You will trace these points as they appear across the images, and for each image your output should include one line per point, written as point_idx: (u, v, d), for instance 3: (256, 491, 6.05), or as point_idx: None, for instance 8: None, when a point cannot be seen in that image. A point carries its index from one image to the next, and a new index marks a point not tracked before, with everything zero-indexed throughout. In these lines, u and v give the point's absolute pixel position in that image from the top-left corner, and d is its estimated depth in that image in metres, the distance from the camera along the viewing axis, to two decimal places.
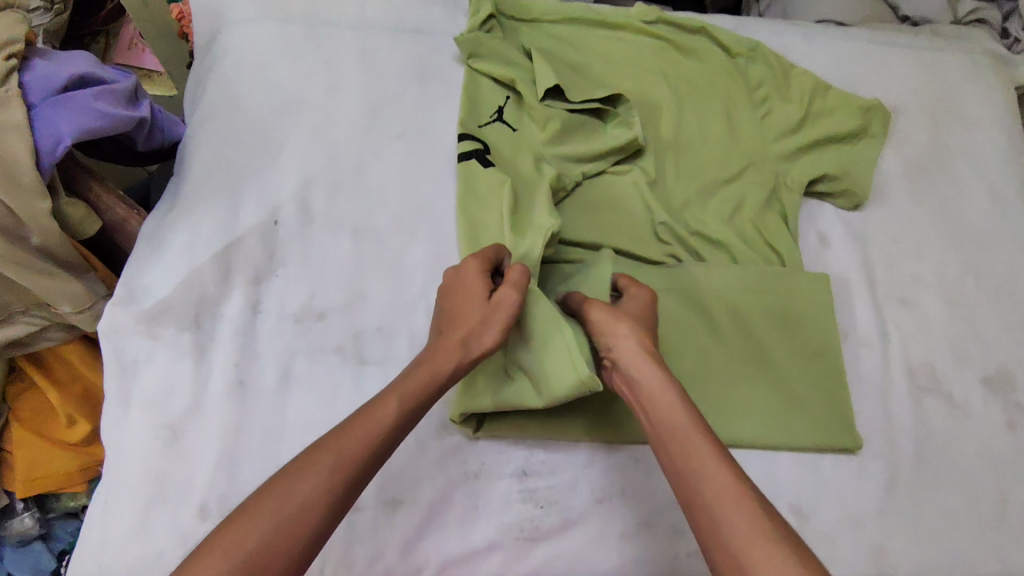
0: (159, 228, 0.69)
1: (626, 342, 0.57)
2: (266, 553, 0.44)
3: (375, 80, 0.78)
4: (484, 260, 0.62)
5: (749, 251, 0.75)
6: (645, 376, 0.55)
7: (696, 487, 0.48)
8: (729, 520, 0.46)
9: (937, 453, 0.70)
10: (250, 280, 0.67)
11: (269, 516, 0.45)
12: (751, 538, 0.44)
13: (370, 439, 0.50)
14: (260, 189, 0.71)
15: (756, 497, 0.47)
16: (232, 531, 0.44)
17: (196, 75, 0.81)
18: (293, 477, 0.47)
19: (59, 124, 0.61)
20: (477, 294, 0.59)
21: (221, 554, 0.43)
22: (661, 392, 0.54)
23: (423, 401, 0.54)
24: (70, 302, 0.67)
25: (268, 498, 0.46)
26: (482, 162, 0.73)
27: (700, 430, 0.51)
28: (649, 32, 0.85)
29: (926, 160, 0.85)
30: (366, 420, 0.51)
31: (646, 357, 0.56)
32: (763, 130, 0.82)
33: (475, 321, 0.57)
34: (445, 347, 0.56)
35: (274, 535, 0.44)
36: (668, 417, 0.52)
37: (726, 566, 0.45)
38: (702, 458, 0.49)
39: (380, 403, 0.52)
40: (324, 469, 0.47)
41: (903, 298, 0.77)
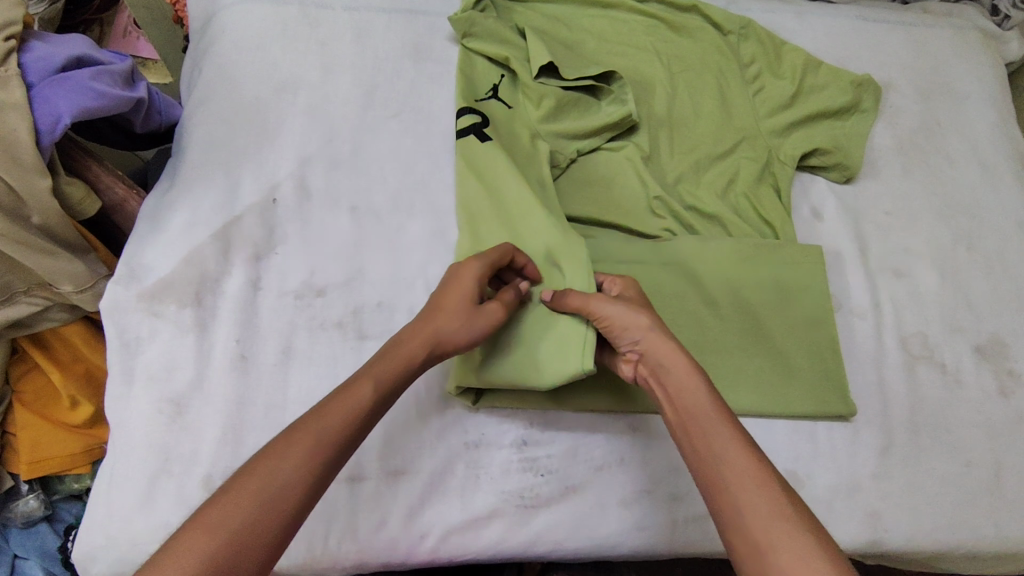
0: (159, 208, 0.70)
1: (653, 337, 0.56)
2: (248, 533, 0.43)
3: (370, 61, 0.79)
4: (492, 258, 0.61)
5: (743, 225, 0.76)
6: (675, 365, 0.54)
7: (715, 469, 0.48)
8: (751, 501, 0.46)
9: (931, 419, 0.71)
10: (250, 257, 0.68)
11: (251, 498, 0.44)
12: (772, 519, 0.45)
13: (347, 420, 0.50)
14: (258, 168, 0.72)
15: (777, 479, 0.47)
16: (212, 512, 0.43)
17: (192, 58, 0.81)
18: (275, 459, 0.46)
19: (58, 103, 0.61)
20: (469, 296, 0.59)
21: (201, 535, 0.42)
22: (689, 381, 0.53)
23: (394, 389, 0.55)
24: (70, 281, 0.67)
25: (249, 479, 0.45)
26: (479, 137, 0.73)
27: (724, 415, 0.51)
28: (643, 10, 0.86)
29: (917, 134, 0.86)
30: (343, 402, 0.51)
31: (675, 348, 0.56)
32: (756, 106, 0.83)
33: (454, 325, 0.57)
34: (419, 337, 0.57)
35: (256, 516, 0.44)
36: (693, 403, 0.52)
37: (744, 546, 0.45)
38: (725, 441, 0.49)
39: (357, 385, 0.52)
40: (304, 448, 0.47)
41: (896, 268, 0.78)
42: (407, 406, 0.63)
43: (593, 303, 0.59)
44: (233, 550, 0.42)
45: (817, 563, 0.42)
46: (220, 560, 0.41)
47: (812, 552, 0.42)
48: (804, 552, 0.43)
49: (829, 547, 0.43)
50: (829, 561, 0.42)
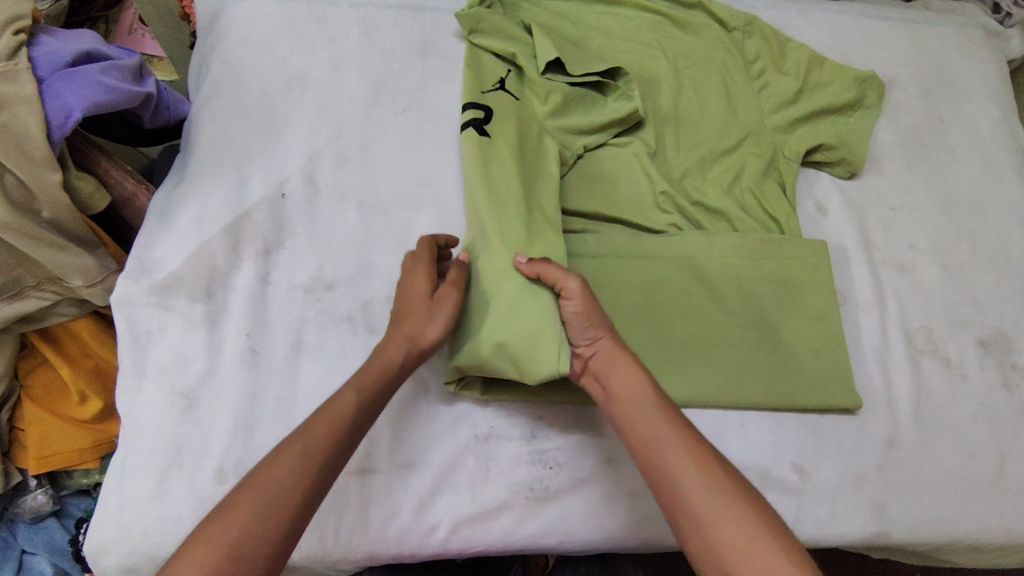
0: (168, 203, 0.70)
1: (605, 337, 0.60)
2: (248, 545, 0.45)
3: (378, 57, 0.79)
4: (425, 255, 0.64)
5: (749, 219, 0.77)
6: (620, 365, 0.58)
7: (660, 456, 0.52)
8: (693, 483, 0.49)
9: (936, 412, 0.72)
10: (259, 252, 0.68)
11: (247, 510, 0.46)
12: (713, 499, 0.48)
13: (333, 432, 0.52)
14: (267, 164, 0.72)
15: (716, 459, 0.51)
16: (211, 528, 0.45)
17: (199, 54, 0.81)
18: (266, 471, 0.49)
19: (68, 98, 0.61)
20: (422, 295, 0.62)
21: (202, 549, 0.44)
22: (632, 378, 0.57)
23: (379, 393, 0.57)
24: (81, 276, 0.68)
25: (244, 493, 0.47)
26: (480, 133, 0.72)
27: (665, 407, 0.55)
28: (649, 7, 0.86)
29: (921, 131, 0.87)
30: (328, 413, 0.53)
31: (620, 349, 0.59)
32: (761, 102, 0.83)
33: (420, 321, 0.60)
34: (392, 341, 0.59)
35: (254, 527, 0.46)
36: (637, 396, 0.56)
37: (688, 524, 0.48)
38: (667, 430, 0.53)
39: (339, 396, 0.54)
40: (293, 461, 0.49)
41: (900, 263, 0.79)
42: (418, 398, 0.64)
43: (567, 280, 0.60)
44: (234, 559, 0.44)
45: (754, 532, 0.46)
46: (223, 571, 0.44)
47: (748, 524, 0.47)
48: (744, 525, 0.47)
49: (768, 519, 0.47)
50: (764, 531, 0.46)
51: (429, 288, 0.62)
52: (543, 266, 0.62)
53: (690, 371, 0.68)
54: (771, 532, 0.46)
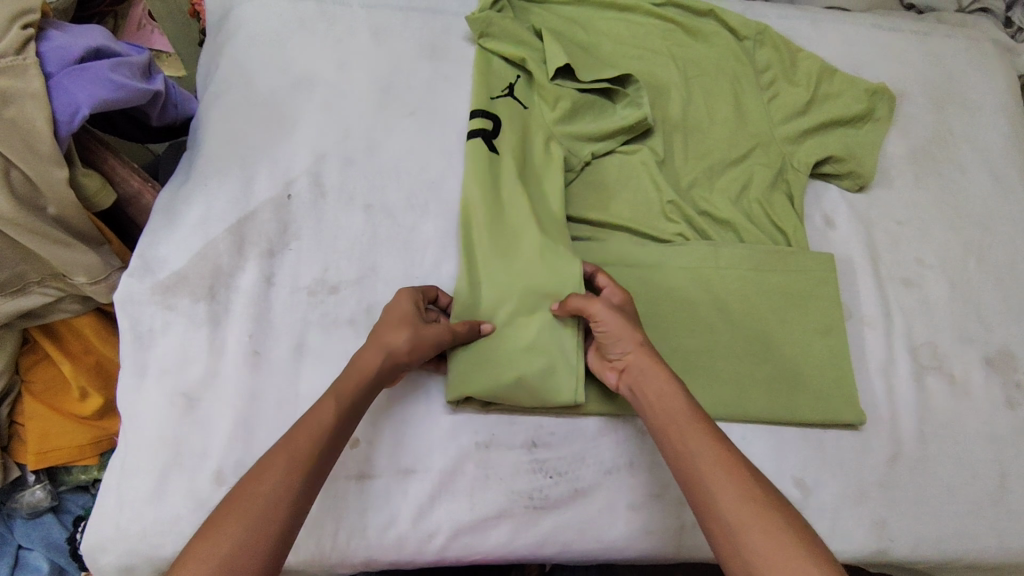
0: (174, 201, 0.70)
1: (639, 348, 0.60)
2: (241, 556, 0.45)
3: (387, 59, 0.79)
4: (426, 290, 0.66)
5: (756, 230, 0.76)
6: (654, 376, 0.58)
7: (693, 465, 0.52)
8: (724, 492, 0.50)
9: (940, 430, 0.71)
10: (264, 253, 0.68)
11: (240, 523, 0.47)
12: (746, 509, 0.49)
13: (315, 441, 0.53)
14: (274, 164, 0.72)
15: (748, 471, 0.51)
16: (204, 542, 0.46)
17: (209, 51, 0.81)
18: (252, 484, 0.49)
19: (77, 94, 0.61)
20: (413, 314, 0.62)
21: (196, 564, 0.44)
22: (667, 388, 0.57)
23: (356, 404, 0.57)
24: (84, 272, 0.67)
25: (232, 507, 0.48)
26: (489, 148, 0.74)
27: (698, 416, 0.55)
28: (660, 14, 0.86)
29: (930, 145, 0.86)
30: (310, 422, 0.54)
31: (654, 358, 0.59)
32: (770, 113, 0.83)
33: (399, 333, 0.60)
34: (369, 350, 0.59)
35: (246, 537, 0.46)
36: (671, 407, 0.56)
37: (721, 532, 0.49)
38: (699, 440, 0.53)
39: (320, 406, 0.55)
40: (279, 470, 0.50)
41: (907, 278, 0.78)
42: (419, 405, 0.64)
43: (592, 305, 0.61)
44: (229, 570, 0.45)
45: (785, 543, 0.46)
46: None
47: (779, 533, 0.47)
48: (775, 535, 0.47)
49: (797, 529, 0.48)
50: (795, 543, 0.46)
51: (415, 309, 0.62)
52: (575, 299, 0.63)
53: (692, 383, 0.68)
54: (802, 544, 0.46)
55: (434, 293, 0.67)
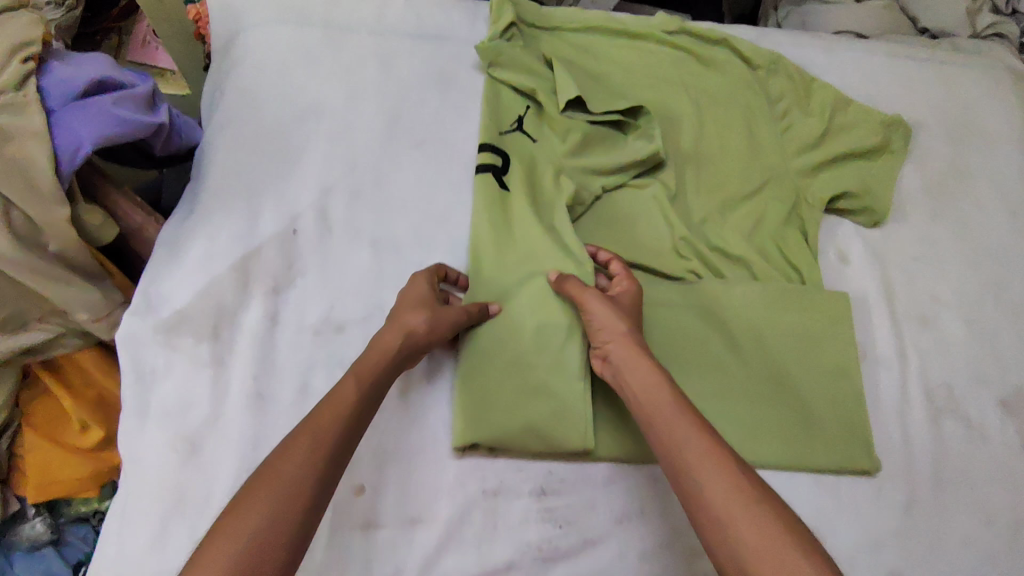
0: (178, 235, 0.69)
1: (619, 340, 0.61)
2: (267, 536, 0.46)
3: (395, 88, 0.78)
4: (438, 270, 0.67)
5: (769, 268, 0.75)
6: (639, 365, 0.59)
7: (679, 454, 0.53)
8: (710, 479, 0.50)
9: (955, 475, 0.70)
10: (269, 290, 0.67)
11: (264, 504, 0.48)
12: (733, 498, 0.49)
13: (338, 420, 0.54)
14: (280, 198, 0.71)
15: (735, 460, 0.51)
16: (230, 521, 0.47)
17: (215, 78, 0.80)
18: (277, 464, 0.50)
19: (79, 131, 0.60)
20: (429, 297, 0.64)
21: (225, 543, 0.46)
22: (653, 377, 0.58)
23: (378, 383, 0.58)
24: (86, 310, 0.66)
25: (259, 487, 0.49)
26: (499, 184, 0.73)
27: (685, 405, 0.56)
28: (671, 42, 0.84)
29: (945, 179, 0.84)
30: (332, 403, 0.55)
31: (640, 349, 0.60)
32: (784, 144, 0.82)
33: (420, 313, 0.62)
34: (389, 330, 0.61)
35: (273, 517, 0.47)
36: (658, 396, 0.56)
37: (708, 520, 0.49)
38: (687, 431, 0.53)
39: (341, 387, 0.56)
40: (302, 451, 0.51)
41: (923, 316, 0.77)
42: (426, 450, 0.63)
43: (585, 297, 0.64)
44: (256, 550, 0.46)
45: (771, 531, 0.47)
46: (246, 566, 0.45)
47: (767, 526, 0.47)
48: (761, 524, 0.47)
49: (785, 522, 0.47)
50: (783, 533, 0.46)
51: (432, 293, 0.64)
52: (567, 283, 0.65)
53: None
54: (789, 534, 0.46)
55: (445, 273, 0.69)
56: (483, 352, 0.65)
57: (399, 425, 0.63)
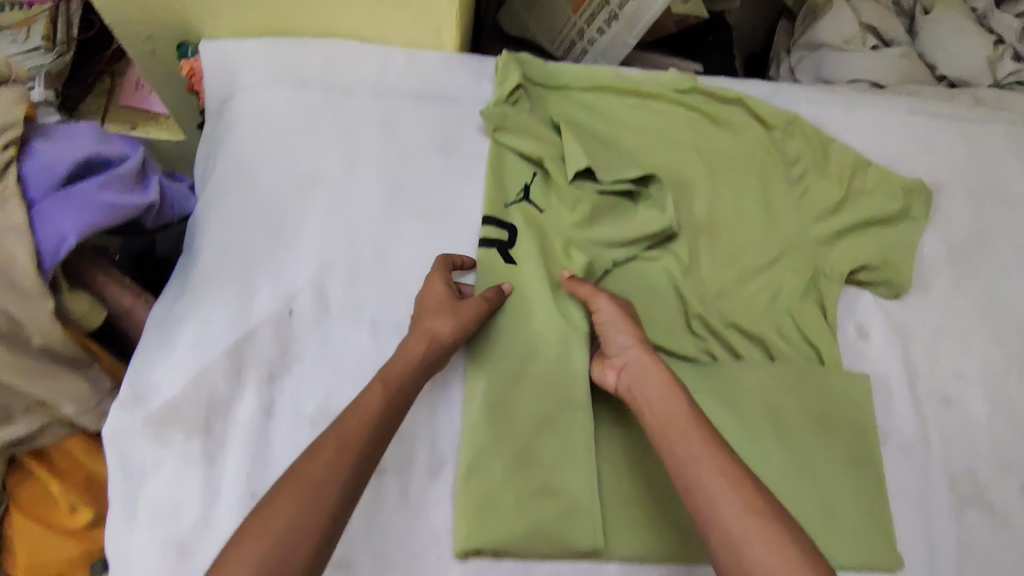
0: (168, 318, 0.65)
1: (639, 347, 0.62)
2: (292, 539, 0.47)
3: (395, 154, 0.75)
4: (447, 261, 0.68)
5: (786, 347, 0.72)
6: (655, 380, 0.59)
7: (696, 475, 0.53)
8: (728, 504, 0.50)
9: (980, 569, 0.67)
10: (263, 379, 0.64)
11: (289, 509, 0.48)
12: (748, 519, 0.49)
13: (364, 426, 0.55)
14: (276, 275, 0.68)
15: (753, 484, 0.52)
16: (256, 521, 0.48)
17: (208, 142, 0.77)
18: (303, 469, 0.51)
19: (63, 223, 0.57)
20: (445, 296, 0.64)
21: (252, 542, 0.47)
22: (669, 393, 0.58)
23: (403, 390, 0.59)
24: (73, 403, 0.63)
25: (283, 491, 0.50)
26: (505, 260, 0.70)
27: (702, 423, 0.56)
28: (683, 102, 0.81)
29: (968, 245, 0.81)
30: (359, 410, 0.56)
31: (656, 362, 0.61)
32: (801, 211, 0.78)
33: (442, 318, 0.62)
34: (412, 338, 0.62)
35: (298, 521, 0.48)
36: (672, 411, 0.57)
37: (724, 545, 0.49)
38: (704, 451, 0.54)
39: (368, 393, 0.57)
40: (327, 457, 0.52)
41: (945, 396, 0.74)
42: (428, 553, 0.60)
43: (597, 302, 0.65)
44: (280, 552, 0.46)
45: (789, 557, 0.47)
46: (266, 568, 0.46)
47: (785, 552, 0.47)
48: (777, 550, 0.47)
49: (799, 545, 0.48)
50: (799, 560, 0.47)
51: (449, 291, 0.65)
52: (581, 284, 0.67)
53: None
54: (806, 561, 0.47)
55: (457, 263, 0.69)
56: (488, 447, 0.62)
57: (400, 526, 0.60)
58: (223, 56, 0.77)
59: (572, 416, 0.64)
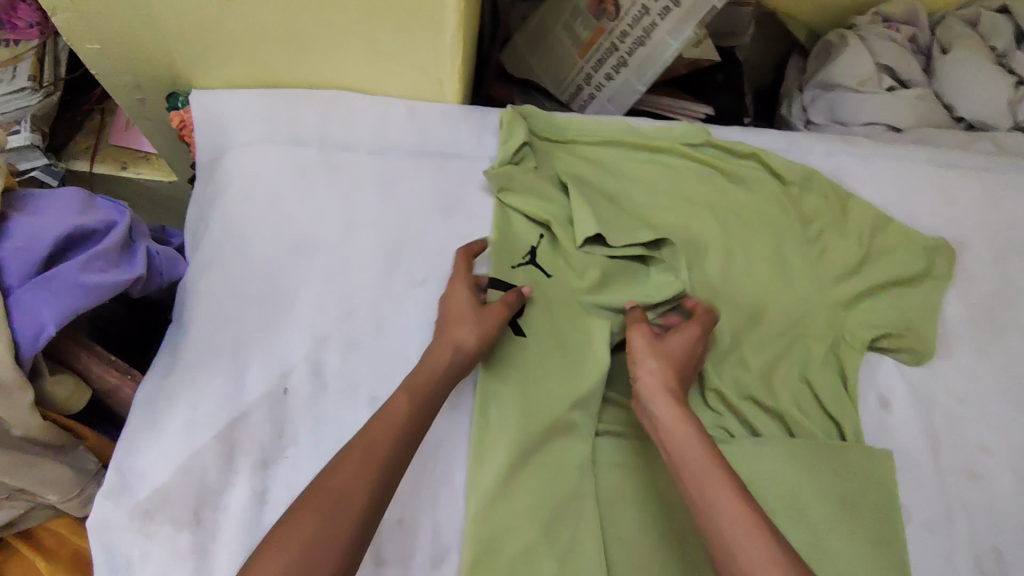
0: (156, 399, 0.62)
1: (648, 375, 0.59)
2: (316, 561, 0.44)
3: (396, 216, 0.71)
4: (467, 260, 0.66)
5: (803, 421, 0.69)
6: (664, 412, 0.57)
7: (709, 515, 0.49)
8: (740, 546, 0.46)
9: None
10: (255, 464, 0.60)
11: (314, 525, 0.45)
12: (770, 572, 0.44)
13: (391, 435, 0.52)
14: (269, 350, 0.64)
15: (769, 526, 0.47)
16: (280, 536, 0.45)
17: (200, 201, 0.73)
18: (331, 481, 0.48)
19: (41, 311, 0.54)
20: (468, 302, 0.62)
21: (272, 559, 0.44)
22: (679, 427, 0.55)
23: (430, 394, 0.56)
24: (56, 490, 0.60)
25: (309, 507, 0.46)
26: (513, 329, 0.66)
27: (718, 460, 0.52)
28: (696, 157, 0.78)
29: (992, 307, 0.78)
30: (386, 417, 0.53)
31: (665, 393, 0.58)
32: (820, 271, 0.75)
33: (466, 326, 0.60)
34: (436, 347, 0.60)
35: (321, 540, 0.45)
36: (685, 447, 0.53)
37: None
38: (717, 489, 0.50)
39: (393, 402, 0.54)
40: (355, 466, 0.49)
41: (968, 469, 0.70)
42: None
43: (630, 331, 0.63)
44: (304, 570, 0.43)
45: None
46: None
47: None
48: None
49: None
50: None
51: (471, 295, 0.63)
52: (630, 313, 0.66)
53: None
54: None
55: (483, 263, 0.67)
56: (493, 539, 0.59)
57: None
58: (217, 111, 0.74)
59: (581, 507, 0.61)
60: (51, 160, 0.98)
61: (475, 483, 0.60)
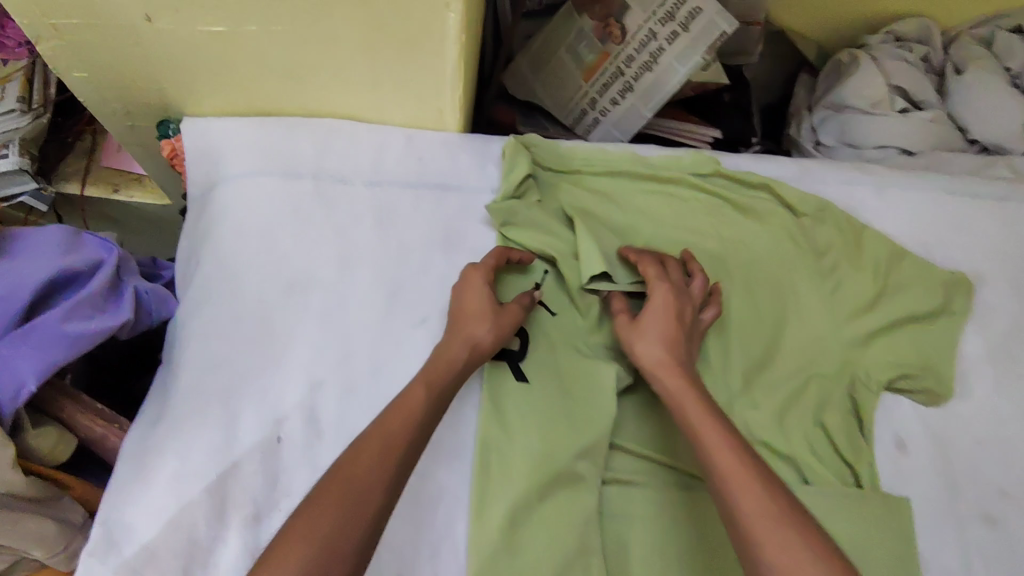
0: (144, 452, 0.59)
1: (642, 353, 0.60)
2: (337, 544, 0.45)
3: (394, 251, 0.69)
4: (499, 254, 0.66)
5: (818, 466, 0.66)
6: (666, 378, 0.58)
7: (713, 471, 0.51)
8: (743, 497, 0.48)
9: None
10: (246, 519, 0.57)
11: (337, 508, 0.47)
12: (767, 519, 0.47)
13: (408, 426, 0.53)
14: (262, 396, 0.62)
15: (771, 483, 0.49)
16: (303, 514, 0.46)
17: (190, 237, 0.71)
18: (352, 467, 0.49)
19: (22, 366, 0.52)
20: (487, 300, 0.62)
21: (292, 539, 0.45)
22: (684, 393, 0.56)
23: (445, 388, 0.57)
24: (40, 546, 0.56)
25: (333, 488, 0.48)
26: (516, 375, 0.64)
27: (722, 420, 0.54)
28: (704, 188, 0.75)
29: (1011, 343, 0.75)
30: (403, 409, 0.54)
31: (666, 360, 0.59)
32: (834, 307, 0.73)
33: (484, 326, 0.61)
34: (453, 342, 0.60)
35: (343, 526, 0.46)
36: (691, 408, 0.55)
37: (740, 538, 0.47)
38: (721, 447, 0.51)
39: (410, 392, 0.55)
40: (374, 454, 0.50)
41: (989, 515, 0.67)
42: None
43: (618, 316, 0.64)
44: (328, 553, 0.45)
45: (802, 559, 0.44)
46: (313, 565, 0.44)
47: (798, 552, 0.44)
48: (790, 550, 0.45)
49: (820, 550, 0.45)
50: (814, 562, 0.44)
51: (490, 292, 0.63)
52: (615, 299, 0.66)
53: None
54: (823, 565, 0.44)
55: (504, 257, 0.67)
56: None
57: None
58: (209, 142, 0.71)
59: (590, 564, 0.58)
60: (42, 185, 0.95)
61: (477, 539, 0.57)
